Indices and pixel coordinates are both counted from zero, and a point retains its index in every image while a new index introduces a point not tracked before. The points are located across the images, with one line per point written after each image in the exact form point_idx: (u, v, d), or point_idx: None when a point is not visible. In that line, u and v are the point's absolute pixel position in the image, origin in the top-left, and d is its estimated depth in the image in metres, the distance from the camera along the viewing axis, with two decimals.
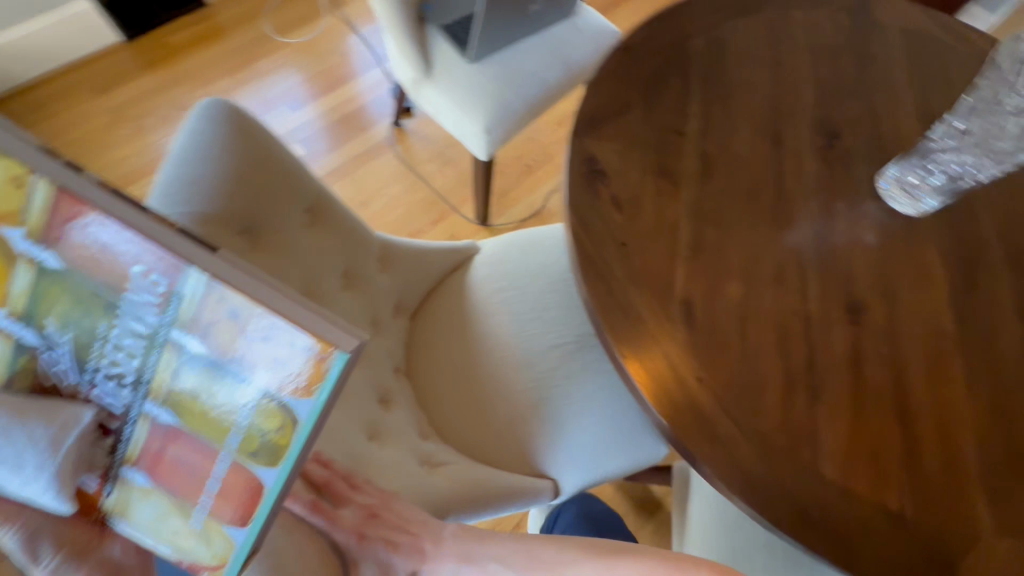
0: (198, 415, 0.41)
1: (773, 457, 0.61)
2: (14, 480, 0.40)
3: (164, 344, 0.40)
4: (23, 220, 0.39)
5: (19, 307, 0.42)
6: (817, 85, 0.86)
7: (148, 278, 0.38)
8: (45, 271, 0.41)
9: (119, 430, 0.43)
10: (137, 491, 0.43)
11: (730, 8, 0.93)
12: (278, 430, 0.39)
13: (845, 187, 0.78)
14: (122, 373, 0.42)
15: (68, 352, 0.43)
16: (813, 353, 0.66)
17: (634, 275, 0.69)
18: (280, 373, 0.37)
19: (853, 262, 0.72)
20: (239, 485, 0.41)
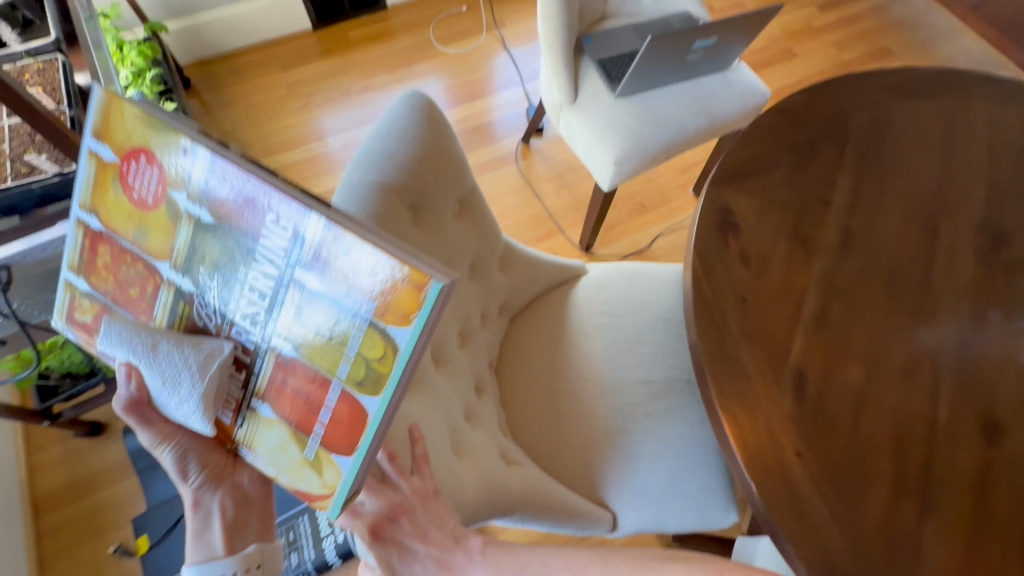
0: (317, 348, 0.44)
1: (868, 562, 0.56)
2: (174, 400, 0.47)
3: (288, 283, 0.43)
4: (184, 185, 0.44)
5: (181, 259, 0.47)
6: (988, 183, 0.81)
7: (278, 224, 0.42)
8: (200, 226, 0.45)
9: (246, 362, 0.47)
10: (263, 422, 0.48)
11: (903, 89, 0.90)
12: (379, 359, 0.42)
13: (1002, 296, 0.72)
14: (254, 312, 0.45)
15: (212, 295, 0.47)
16: (933, 459, 0.61)
17: (749, 332, 0.68)
18: (385, 303, 0.41)
19: (999, 377, 0.66)
20: (346, 415, 0.45)
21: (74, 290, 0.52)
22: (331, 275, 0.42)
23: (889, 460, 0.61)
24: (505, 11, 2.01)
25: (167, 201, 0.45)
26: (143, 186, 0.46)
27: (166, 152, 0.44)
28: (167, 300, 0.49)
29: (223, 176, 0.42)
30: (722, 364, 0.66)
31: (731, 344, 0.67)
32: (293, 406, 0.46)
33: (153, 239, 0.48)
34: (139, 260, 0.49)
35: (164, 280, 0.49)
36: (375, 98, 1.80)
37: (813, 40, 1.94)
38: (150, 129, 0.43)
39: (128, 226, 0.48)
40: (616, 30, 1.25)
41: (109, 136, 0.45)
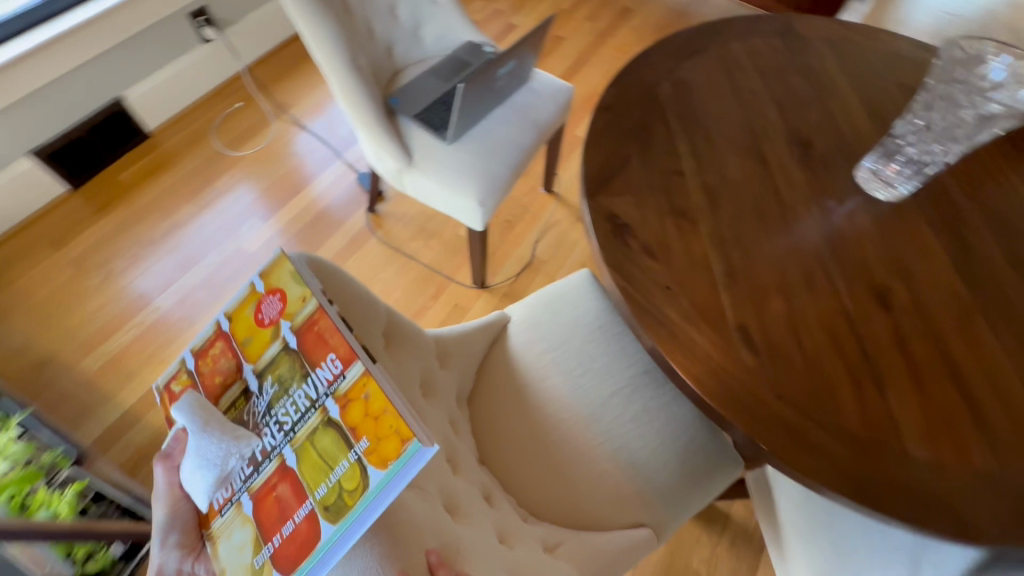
0: (311, 462, 0.46)
1: (872, 456, 0.64)
2: (194, 462, 0.52)
3: (316, 407, 0.47)
4: (291, 317, 0.51)
5: (260, 366, 0.53)
6: (776, 104, 0.96)
7: (333, 364, 0.47)
8: (288, 348, 0.50)
9: (257, 461, 0.50)
10: (239, 515, 0.50)
11: (681, 52, 1.04)
12: (351, 493, 0.43)
13: (832, 186, 0.86)
14: (284, 423, 0.49)
15: (264, 402, 0.52)
16: (864, 345, 0.71)
17: (689, 313, 0.73)
18: (374, 443, 0.42)
19: (865, 252, 0.80)
20: (305, 534, 0.44)
21: (183, 364, 0.59)
22: (349, 415, 0.44)
23: (836, 360, 0.70)
24: (284, 92, 1.92)
25: (277, 328, 0.52)
26: (267, 311, 0.52)
27: (297, 294, 0.51)
28: (240, 394, 0.54)
29: (323, 319, 0.49)
30: (684, 352, 0.70)
31: (682, 330, 0.71)
32: (269, 509, 0.48)
33: (252, 348, 0.54)
34: (235, 357, 0.55)
35: (242, 377, 0.54)
36: (188, 236, 1.60)
37: (570, 22, 2.15)
38: (296, 278, 0.51)
39: (243, 332, 0.55)
40: (416, 80, 1.25)
41: (268, 275, 0.53)
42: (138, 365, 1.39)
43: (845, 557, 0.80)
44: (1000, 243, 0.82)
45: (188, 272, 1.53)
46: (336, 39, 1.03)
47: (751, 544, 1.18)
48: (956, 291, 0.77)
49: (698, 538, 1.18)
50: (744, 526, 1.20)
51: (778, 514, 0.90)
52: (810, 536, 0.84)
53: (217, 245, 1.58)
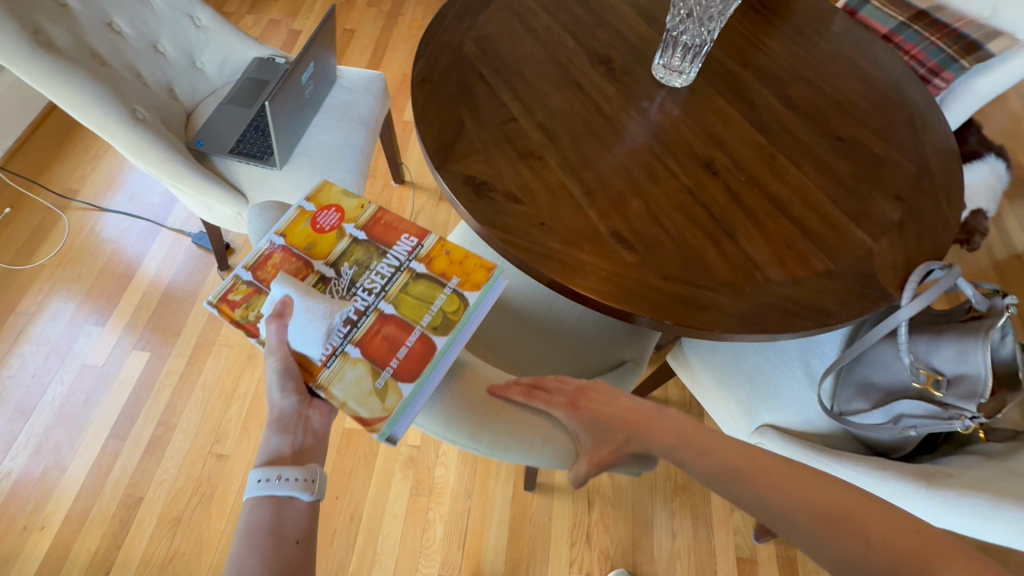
0: (411, 304, 0.67)
1: (746, 292, 0.75)
2: (307, 321, 0.61)
3: (404, 269, 0.70)
4: (355, 219, 0.74)
5: (333, 257, 0.70)
6: (570, 32, 1.04)
7: (410, 239, 0.73)
8: (359, 241, 0.72)
9: (353, 320, 0.65)
10: (350, 360, 0.62)
11: (471, 8, 1.06)
12: (456, 311, 0.67)
13: (640, 88, 0.97)
14: (373, 287, 0.68)
15: (347, 279, 0.68)
16: (710, 210, 0.83)
17: (572, 238, 0.78)
18: (467, 276, 0.70)
19: (684, 134, 0.92)
20: (420, 351, 0.62)
21: (238, 279, 0.67)
22: (435, 266, 0.71)
23: (693, 225, 0.81)
24: (60, 178, 1.63)
25: (343, 227, 0.73)
26: (327, 221, 0.73)
27: (352, 205, 0.75)
28: (317, 279, 0.68)
29: (386, 216, 0.75)
30: (579, 271, 0.76)
31: (571, 253, 0.77)
32: (378, 346, 0.63)
33: (319, 248, 0.70)
34: (300, 259, 0.69)
35: (315, 270, 0.69)
36: (10, 379, 1.32)
37: (353, 12, 2.08)
38: (346, 196, 0.76)
39: (304, 240, 0.71)
40: (216, 115, 1.14)
41: (316, 197, 0.75)
42: (14, 544, 1.16)
43: (762, 382, 0.95)
44: (772, 89, 1.00)
45: (30, 419, 1.28)
46: (104, 94, 0.90)
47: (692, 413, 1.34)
48: (756, 141, 0.92)
49: None
50: (681, 400, 1.35)
51: (692, 367, 1.02)
52: (733, 378, 0.96)
53: (54, 374, 1.34)
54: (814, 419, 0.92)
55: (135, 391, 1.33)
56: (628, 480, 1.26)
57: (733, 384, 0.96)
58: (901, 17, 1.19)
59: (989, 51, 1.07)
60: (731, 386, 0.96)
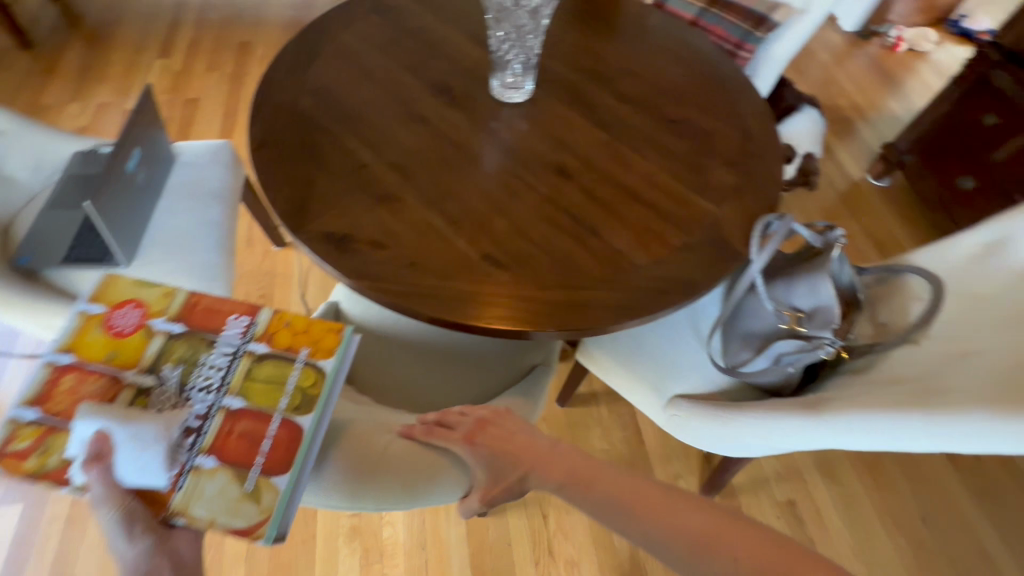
0: (262, 390, 0.63)
1: (618, 282, 0.79)
2: (137, 449, 0.54)
3: (241, 354, 0.66)
4: (165, 311, 0.68)
5: (146, 363, 0.64)
6: (406, 68, 1.05)
7: (240, 320, 0.69)
8: (175, 336, 0.66)
9: (196, 428, 0.60)
10: (205, 472, 0.58)
11: (301, 62, 1.04)
12: (314, 384, 0.64)
13: (484, 110, 1.00)
14: (211, 382, 0.63)
15: (174, 381, 0.62)
16: (570, 212, 0.86)
17: (448, 268, 0.78)
18: (315, 344, 0.68)
19: (534, 146, 0.96)
20: (286, 437, 0.60)
21: (18, 423, 0.59)
22: (278, 342, 0.68)
23: (558, 231, 0.84)
24: None
25: (147, 323, 0.67)
26: (125, 321, 0.67)
27: (155, 296, 0.70)
28: (133, 389, 0.61)
29: (203, 301, 0.70)
30: (463, 305, 0.75)
31: (451, 283, 0.77)
32: (237, 447, 0.59)
33: (123, 355, 0.64)
34: (103, 376, 0.62)
35: (125, 383, 0.62)
36: None
37: (194, 79, 1.97)
38: (146, 288, 0.70)
39: (102, 353, 0.64)
40: (35, 224, 1.01)
41: (104, 299, 0.69)
42: None
43: (662, 358, 1.00)
44: (605, 89, 1.07)
45: None
46: None
47: (619, 399, 1.38)
48: (601, 139, 0.98)
49: (587, 424, 1.34)
50: (606, 390, 1.39)
51: (597, 361, 1.06)
52: (637, 362, 1.01)
53: None
54: (714, 378, 0.98)
55: (13, 552, 1.16)
56: None
57: (638, 367, 1.00)
58: (699, 3, 1.30)
59: (776, 20, 1.21)
60: (637, 370, 1.01)
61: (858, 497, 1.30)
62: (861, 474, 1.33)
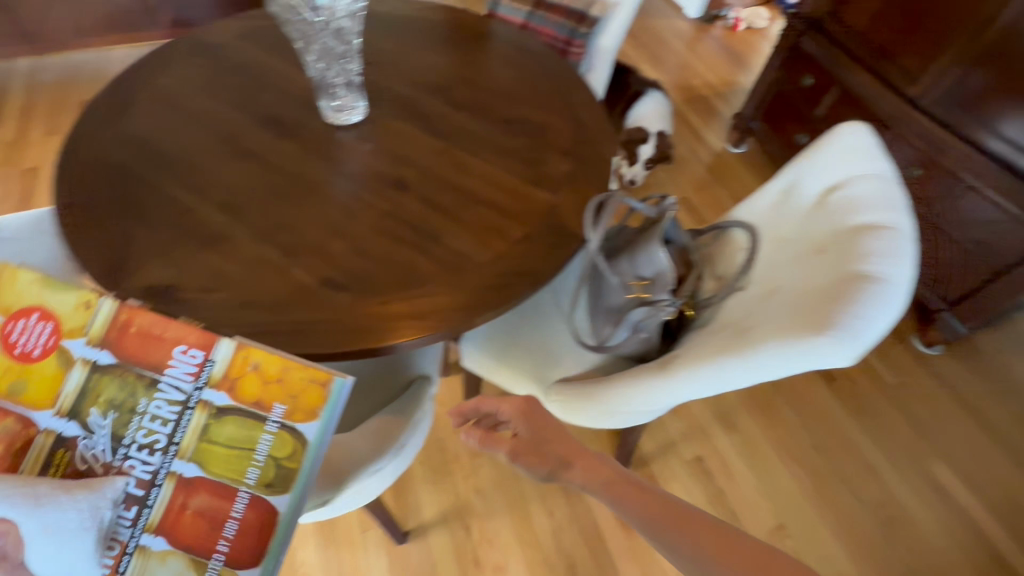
0: (224, 458, 0.58)
1: (461, 283, 0.81)
2: (58, 546, 0.50)
3: (191, 406, 0.59)
4: (83, 331, 0.60)
5: (65, 406, 0.58)
6: (232, 104, 1.03)
7: (189, 354, 0.60)
8: (100, 368, 0.59)
9: (139, 500, 0.56)
10: (156, 555, 0.55)
11: (114, 113, 0.99)
12: (291, 456, 0.59)
13: (318, 136, 0.99)
14: (153, 442, 0.58)
15: (104, 435, 0.57)
16: (410, 222, 0.87)
17: (290, 298, 0.77)
18: (292, 403, 0.60)
19: (371, 164, 0.96)
20: (260, 520, 0.57)
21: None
22: (243, 393, 0.60)
23: (400, 243, 0.84)
24: None
25: (61, 346, 0.59)
26: (31, 338, 0.59)
27: (69, 305, 0.60)
28: (52, 437, 0.57)
29: (138, 318, 0.61)
30: (313, 335, 0.74)
31: (295, 312, 0.76)
32: (194, 528, 0.56)
33: (35, 389, 0.58)
34: (9, 414, 0.57)
35: (43, 429, 0.57)
36: None
37: (31, 145, 1.82)
38: (54, 290, 0.60)
39: (5, 380, 0.57)
40: None
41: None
42: None
43: (539, 348, 1.03)
44: (441, 99, 1.09)
45: None
46: None
47: None
48: (440, 149, 0.99)
49: None
50: None
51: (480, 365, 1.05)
52: (517, 357, 1.02)
53: None
54: (590, 357, 1.02)
55: None
56: (492, 485, 1.27)
57: (519, 362, 1.02)
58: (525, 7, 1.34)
59: (594, 15, 1.27)
60: (518, 364, 1.02)
61: (756, 441, 1.39)
62: (756, 419, 1.43)
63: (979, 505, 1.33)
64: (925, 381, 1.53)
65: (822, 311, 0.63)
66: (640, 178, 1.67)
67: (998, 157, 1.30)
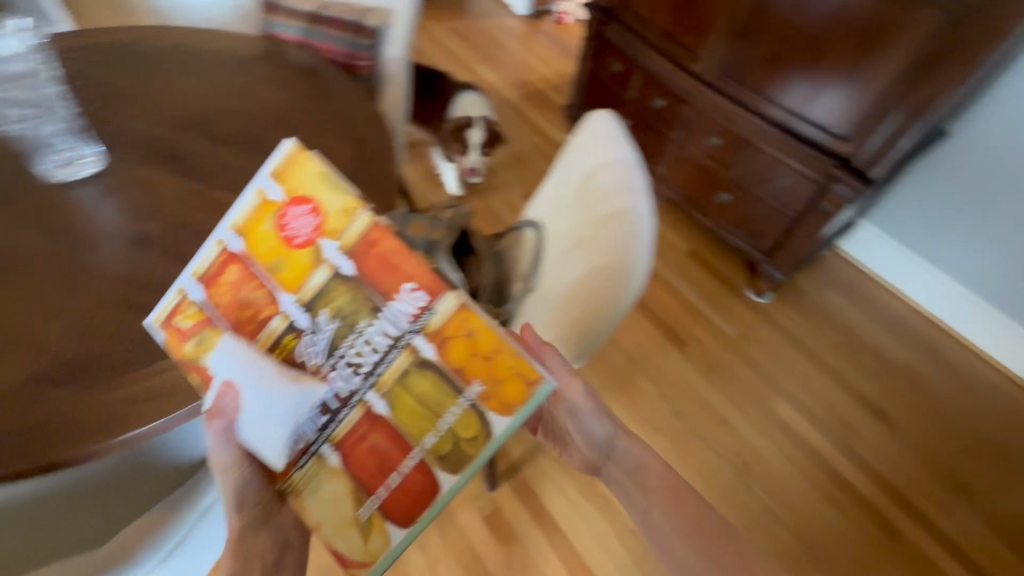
0: (411, 412, 0.49)
1: None
2: (263, 427, 0.48)
3: (403, 344, 0.49)
4: (339, 235, 0.52)
5: (307, 296, 0.52)
6: None
7: (415, 294, 0.49)
8: (340, 276, 0.51)
9: (332, 410, 0.50)
10: (328, 470, 0.50)
11: None
12: (473, 440, 0.48)
13: (33, 198, 0.83)
14: (361, 363, 0.50)
15: (325, 338, 0.51)
16: (155, 285, 0.75)
17: (30, 389, 0.64)
18: (494, 389, 0.47)
19: (105, 223, 0.82)
20: (424, 488, 0.49)
21: (185, 299, 0.56)
22: (450, 352, 0.48)
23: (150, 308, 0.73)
24: None
25: (319, 239, 0.53)
26: (299, 226, 0.53)
27: (336, 205, 0.53)
28: (287, 323, 0.53)
29: (382, 241, 0.51)
30: (68, 430, 0.63)
31: (35, 408, 0.63)
32: (368, 463, 0.50)
33: (287, 272, 0.53)
34: (260, 282, 0.54)
35: (280, 309, 0.53)
36: None
37: None
38: (329, 186, 0.53)
39: (269, 256, 0.54)
40: None
41: (281, 175, 0.55)
42: None
43: None
44: (196, 133, 0.96)
45: None
46: None
47: None
48: (194, 191, 0.87)
49: None
50: None
51: None
52: None
53: None
54: None
55: None
56: None
57: None
58: (298, 23, 1.22)
59: (371, 25, 1.21)
60: None
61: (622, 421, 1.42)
62: (619, 400, 1.46)
63: (817, 432, 1.46)
64: (761, 328, 1.66)
65: (595, 299, 0.70)
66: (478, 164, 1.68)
67: (777, 121, 1.43)
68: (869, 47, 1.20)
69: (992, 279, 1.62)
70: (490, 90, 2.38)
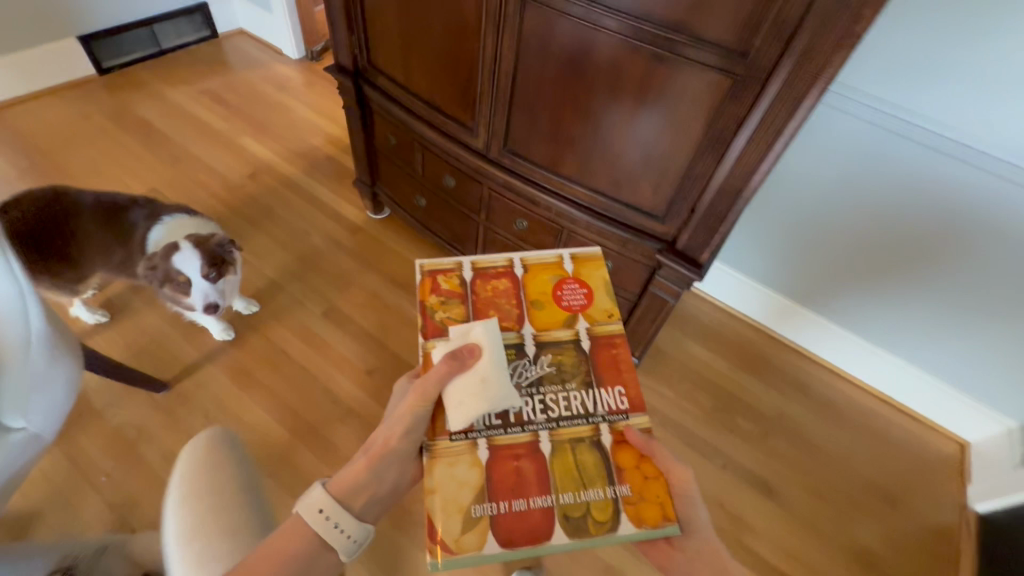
0: (567, 467, 0.62)
1: None
2: (472, 390, 0.63)
3: (597, 419, 0.66)
4: (594, 319, 0.73)
5: (541, 335, 0.71)
6: None
7: (621, 396, 0.68)
8: (574, 346, 0.70)
9: (507, 422, 0.65)
10: (472, 458, 0.62)
11: None
12: (601, 523, 0.59)
13: None
14: (554, 409, 0.66)
15: (538, 376, 0.68)
16: None
17: None
18: (638, 502, 0.61)
19: None
20: (536, 524, 0.59)
21: (457, 273, 0.76)
22: (619, 450, 0.64)
23: None
24: None
25: (579, 313, 0.73)
26: (572, 296, 0.74)
27: (603, 304, 0.74)
28: (518, 339, 0.71)
29: (621, 353, 0.70)
30: None
31: None
32: (507, 477, 0.61)
33: (537, 309, 0.73)
34: (512, 302, 0.73)
35: (516, 328, 0.71)
36: None
37: None
38: (606, 290, 0.75)
39: (534, 293, 0.74)
40: None
41: (582, 264, 0.78)
42: None
43: None
44: None
45: None
46: None
47: None
48: None
49: None
50: None
51: None
52: None
53: None
54: None
55: None
56: None
57: None
58: None
59: None
60: None
61: None
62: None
63: None
64: None
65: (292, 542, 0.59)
66: (213, 296, 1.14)
67: (583, 203, 1.13)
68: (660, 119, 0.92)
69: (835, 306, 1.52)
70: (260, 168, 1.88)
